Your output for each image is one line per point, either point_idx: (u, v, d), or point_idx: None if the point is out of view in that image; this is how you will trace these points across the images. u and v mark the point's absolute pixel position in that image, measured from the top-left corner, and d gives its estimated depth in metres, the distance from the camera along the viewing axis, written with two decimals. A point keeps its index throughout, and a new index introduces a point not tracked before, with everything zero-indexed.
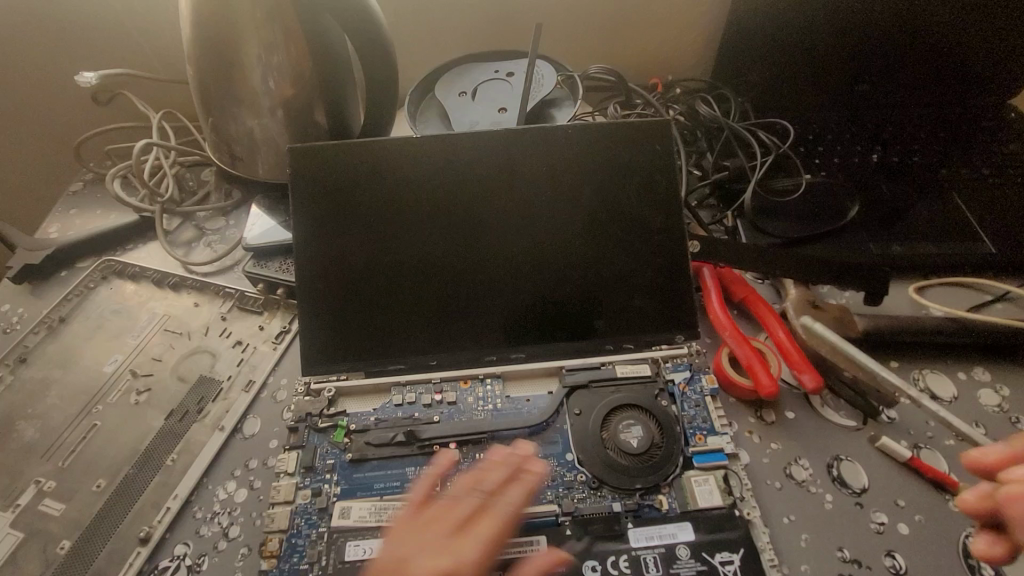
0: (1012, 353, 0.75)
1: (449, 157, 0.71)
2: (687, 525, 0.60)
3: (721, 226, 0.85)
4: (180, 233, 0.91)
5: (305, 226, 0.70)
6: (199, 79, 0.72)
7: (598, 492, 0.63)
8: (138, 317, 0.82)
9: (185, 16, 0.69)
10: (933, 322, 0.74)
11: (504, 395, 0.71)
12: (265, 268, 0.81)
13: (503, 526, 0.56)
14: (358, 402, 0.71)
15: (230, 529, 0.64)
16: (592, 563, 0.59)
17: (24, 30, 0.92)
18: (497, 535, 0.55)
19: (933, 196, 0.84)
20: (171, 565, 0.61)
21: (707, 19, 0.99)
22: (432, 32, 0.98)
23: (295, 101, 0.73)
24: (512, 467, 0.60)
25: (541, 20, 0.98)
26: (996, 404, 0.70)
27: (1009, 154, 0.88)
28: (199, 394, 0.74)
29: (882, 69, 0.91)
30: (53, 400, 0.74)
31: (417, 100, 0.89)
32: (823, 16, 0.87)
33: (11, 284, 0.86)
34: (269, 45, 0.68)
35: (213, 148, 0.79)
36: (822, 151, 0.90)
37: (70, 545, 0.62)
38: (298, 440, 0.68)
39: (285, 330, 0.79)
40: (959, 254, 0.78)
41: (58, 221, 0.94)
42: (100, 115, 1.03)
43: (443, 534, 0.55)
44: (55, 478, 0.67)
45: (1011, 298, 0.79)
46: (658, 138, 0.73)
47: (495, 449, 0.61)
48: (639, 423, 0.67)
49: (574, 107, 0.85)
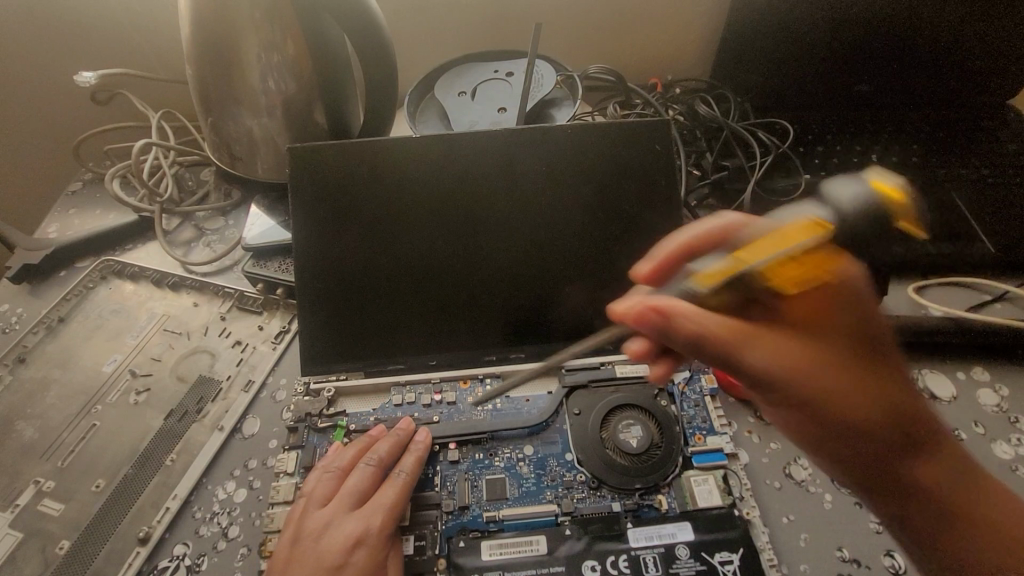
0: (1012, 353, 0.75)
1: (450, 157, 0.71)
2: (686, 524, 0.60)
3: None
4: (179, 233, 0.91)
5: (306, 224, 0.70)
6: (199, 79, 0.72)
7: (598, 492, 0.63)
8: (137, 317, 0.82)
9: (185, 15, 0.68)
10: (933, 322, 0.74)
11: (504, 395, 0.71)
12: (265, 268, 0.81)
13: (402, 491, 0.61)
14: (358, 402, 0.71)
15: (230, 529, 0.64)
16: (592, 563, 0.59)
17: (23, 29, 0.92)
18: (395, 498, 0.61)
19: (935, 195, 0.84)
20: (171, 565, 0.61)
21: (706, 18, 0.99)
22: (432, 32, 0.98)
23: (295, 101, 0.73)
24: (397, 437, 0.65)
25: (540, 20, 0.98)
26: (995, 404, 0.71)
27: (1011, 154, 0.88)
28: (199, 394, 0.74)
29: (882, 71, 0.91)
30: (52, 400, 0.74)
31: (417, 100, 0.89)
32: (823, 17, 0.87)
33: (10, 284, 0.86)
34: (270, 45, 0.68)
35: (213, 148, 0.79)
36: (822, 151, 0.90)
37: (70, 545, 0.63)
38: (298, 440, 0.68)
39: (285, 330, 0.79)
40: (957, 254, 0.79)
41: (57, 221, 0.94)
42: (99, 115, 1.03)
43: (342, 501, 0.61)
44: (54, 478, 0.67)
45: (1011, 298, 0.79)
46: (658, 138, 0.73)
47: (375, 427, 0.67)
48: (639, 423, 0.67)
49: (574, 107, 0.85)
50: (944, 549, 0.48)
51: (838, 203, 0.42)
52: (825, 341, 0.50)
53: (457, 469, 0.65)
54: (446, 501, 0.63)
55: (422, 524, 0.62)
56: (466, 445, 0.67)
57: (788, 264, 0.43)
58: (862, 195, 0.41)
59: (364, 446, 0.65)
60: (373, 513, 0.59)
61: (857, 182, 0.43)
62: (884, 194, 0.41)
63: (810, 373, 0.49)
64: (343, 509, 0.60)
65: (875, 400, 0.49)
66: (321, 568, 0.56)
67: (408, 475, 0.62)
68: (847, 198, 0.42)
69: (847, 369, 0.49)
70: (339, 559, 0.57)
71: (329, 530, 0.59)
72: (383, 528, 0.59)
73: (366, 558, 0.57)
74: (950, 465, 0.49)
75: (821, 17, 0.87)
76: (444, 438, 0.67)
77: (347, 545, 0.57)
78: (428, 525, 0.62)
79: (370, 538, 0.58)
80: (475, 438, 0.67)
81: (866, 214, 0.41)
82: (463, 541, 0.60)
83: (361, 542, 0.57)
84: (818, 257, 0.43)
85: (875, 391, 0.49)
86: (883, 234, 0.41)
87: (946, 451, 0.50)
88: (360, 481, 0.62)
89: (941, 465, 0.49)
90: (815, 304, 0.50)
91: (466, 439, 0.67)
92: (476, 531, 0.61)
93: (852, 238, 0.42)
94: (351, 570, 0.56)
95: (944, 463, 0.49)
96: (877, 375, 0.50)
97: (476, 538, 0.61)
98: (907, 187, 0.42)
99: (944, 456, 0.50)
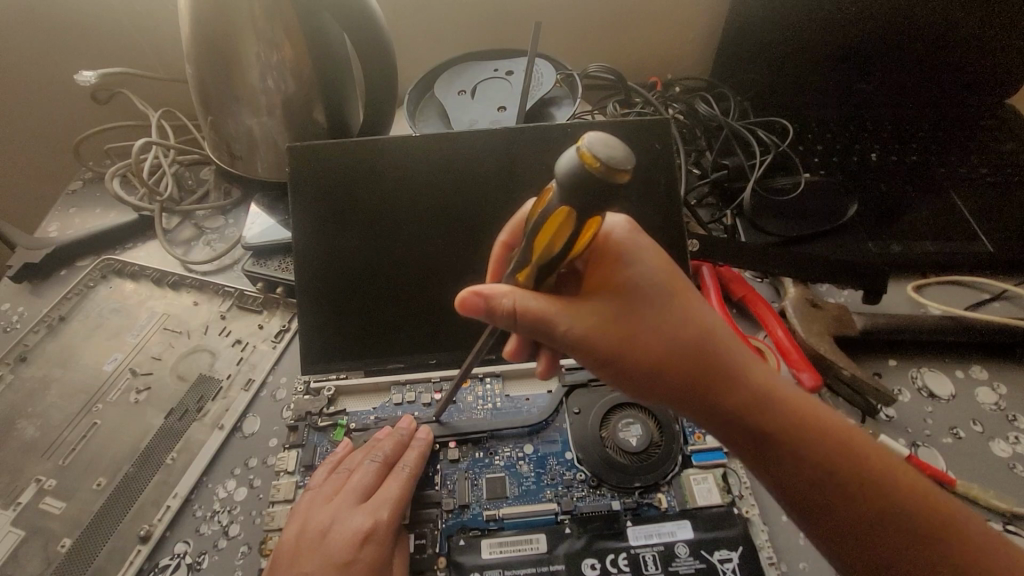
0: (1012, 352, 0.75)
1: (450, 157, 0.71)
2: (685, 523, 0.61)
3: (720, 225, 0.84)
4: (180, 231, 0.91)
5: (306, 225, 0.70)
6: (199, 79, 0.72)
7: (597, 490, 0.63)
8: (138, 316, 0.82)
9: (185, 14, 0.68)
10: (932, 321, 0.75)
11: (503, 395, 0.71)
12: (265, 267, 0.81)
13: (406, 486, 0.61)
14: (359, 401, 0.71)
15: (230, 528, 0.64)
16: (592, 561, 0.59)
17: (22, 29, 0.91)
18: (401, 493, 0.61)
19: (934, 195, 0.84)
20: (172, 564, 0.62)
21: (706, 17, 0.99)
22: (432, 31, 0.98)
23: (294, 101, 0.73)
24: (400, 436, 0.65)
25: (540, 19, 0.98)
26: (993, 402, 0.71)
27: (1009, 154, 0.88)
28: (199, 394, 0.74)
29: (882, 69, 0.91)
30: (53, 398, 0.74)
31: (416, 99, 0.88)
32: (824, 15, 0.87)
33: (11, 284, 0.86)
34: (270, 44, 0.67)
35: (213, 148, 0.79)
36: (822, 150, 0.90)
37: (71, 543, 0.63)
38: (298, 439, 0.68)
39: (285, 328, 0.79)
40: (959, 254, 0.79)
41: (58, 221, 0.94)
42: (99, 114, 1.03)
43: (348, 498, 0.60)
44: (55, 477, 0.67)
45: (1009, 297, 0.79)
46: (658, 137, 0.73)
47: (382, 430, 0.67)
48: (638, 422, 0.67)
49: (574, 106, 0.85)
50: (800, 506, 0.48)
51: (557, 176, 0.37)
52: (636, 300, 0.48)
53: (457, 469, 0.65)
54: (446, 499, 0.63)
55: (423, 523, 0.62)
56: (466, 444, 0.67)
57: (553, 237, 0.41)
58: (568, 162, 0.36)
59: (368, 447, 0.65)
60: (379, 509, 0.59)
61: (572, 146, 0.37)
62: (579, 160, 0.35)
63: (628, 338, 0.48)
64: (347, 505, 0.60)
65: (693, 351, 0.48)
66: (331, 564, 0.56)
67: (411, 471, 0.62)
68: (560, 167, 0.37)
69: (663, 324, 0.48)
70: (348, 555, 0.56)
71: (336, 525, 0.58)
72: (389, 523, 0.59)
73: (376, 553, 0.57)
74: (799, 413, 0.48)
75: (822, 14, 0.87)
76: (444, 437, 0.67)
77: (357, 539, 0.57)
78: (428, 524, 0.62)
79: (377, 534, 0.58)
80: (475, 437, 0.67)
81: (572, 183, 0.36)
82: (463, 539, 0.61)
83: (369, 537, 0.57)
84: (562, 226, 0.40)
85: (701, 344, 0.48)
86: (597, 196, 0.36)
87: (788, 395, 0.48)
88: (366, 476, 0.62)
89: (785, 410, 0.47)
90: (612, 265, 0.49)
91: (466, 439, 0.67)
92: (477, 529, 0.61)
93: (581, 206, 0.38)
94: (362, 566, 0.56)
95: (786, 408, 0.47)
96: (703, 326, 0.48)
97: (477, 536, 0.61)
98: (598, 141, 0.35)
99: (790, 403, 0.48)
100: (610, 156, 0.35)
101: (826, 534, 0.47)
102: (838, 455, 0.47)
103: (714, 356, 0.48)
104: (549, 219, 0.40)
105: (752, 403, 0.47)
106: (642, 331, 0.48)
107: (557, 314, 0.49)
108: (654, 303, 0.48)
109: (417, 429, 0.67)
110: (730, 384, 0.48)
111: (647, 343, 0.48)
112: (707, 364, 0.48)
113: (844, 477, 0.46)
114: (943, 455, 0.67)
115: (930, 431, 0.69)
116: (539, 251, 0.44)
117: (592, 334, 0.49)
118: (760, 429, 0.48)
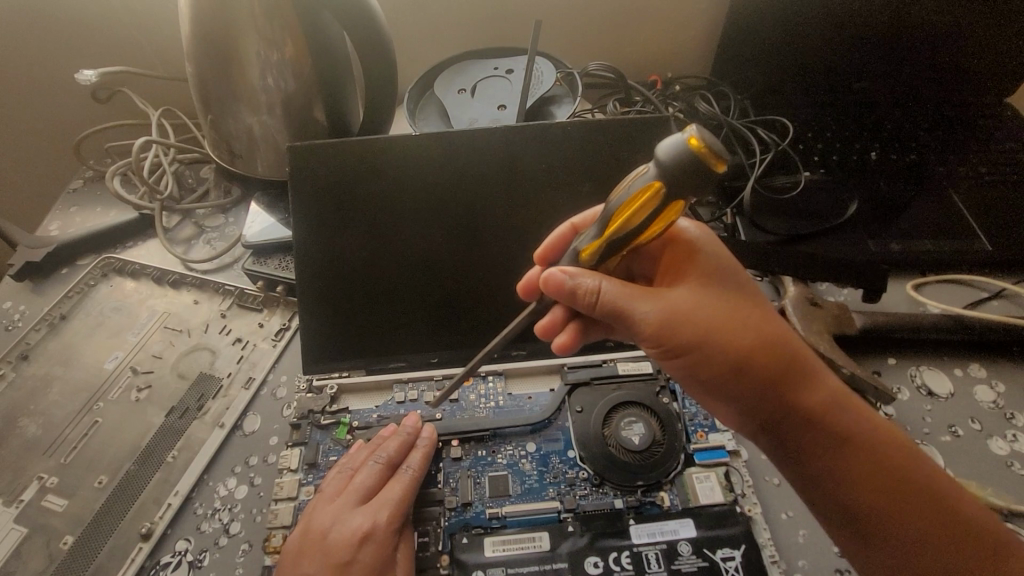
0: (1009, 350, 0.75)
1: (452, 156, 0.71)
2: (687, 521, 0.61)
3: (720, 223, 0.85)
4: (180, 230, 0.91)
5: (306, 224, 0.70)
6: (200, 77, 0.72)
7: (599, 488, 0.64)
8: (138, 315, 0.82)
9: (185, 13, 0.68)
10: (931, 319, 0.75)
11: (506, 393, 0.71)
12: (265, 266, 0.81)
13: (408, 487, 0.61)
14: (361, 399, 0.71)
15: (231, 525, 0.64)
16: (595, 559, 0.59)
17: (20, 28, 0.91)
18: (403, 494, 0.61)
19: (933, 194, 0.84)
20: (173, 561, 0.62)
21: (707, 16, 0.99)
22: (432, 30, 0.98)
23: (295, 100, 0.73)
24: (404, 435, 0.65)
25: (540, 17, 0.98)
26: (992, 401, 0.71)
27: (1007, 152, 0.89)
28: (200, 392, 0.74)
29: (882, 68, 0.92)
30: (54, 397, 0.74)
31: (417, 97, 0.88)
32: (825, 14, 0.87)
33: (11, 282, 0.86)
34: (269, 42, 0.67)
35: (213, 146, 0.79)
36: (821, 148, 0.90)
37: (72, 541, 0.63)
38: (301, 437, 0.68)
39: (285, 327, 0.79)
40: (958, 252, 0.79)
41: (58, 219, 0.93)
42: (99, 112, 1.03)
43: (349, 499, 0.61)
44: (57, 475, 0.67)
45: (1008, 296, 0.80)
46: (659, 136, 0.73)
47: (387, 426, 0.67)
48: (641, 420, 0.67)
49: (574, 105, 0.85)
50: (853, 517, 0.48)
51: (658, 154, 0.42)
52: (717, 295, 0.51)
53: (460, 467, 0.66)
54: (449, 497, 0.63)
55: (426, 521, 0.62)
56: (468, 442, 0.67)
57: (633, 213, 0.45)
58: (674, 144, 0.41)
59: (374, 447, 0.65)
60: (379, 510, 0.59)
61: (677, 133, 0.42)
62: (686, 142, 0.41)
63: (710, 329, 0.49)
64: (348, 506, 0.60)
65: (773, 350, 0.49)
66: (330, 564, 0.56)
67: (414, 472, 0.63)
68: (665, 147, 0.41)
69: (745, 320, 0.50)
70: (348, 556, 0.57)
71: (336, 526, 0.59)
72: (388, 523, 0.59)
73: (374, 553, 0.57)
74: (866, 418, 0.49)
75: (823, 14, 0.87)
76: (447, 435, 0.67)
77: (355, 540, 0.57)
78: (431, 522, 0.62)
79: (376, 535, 0.58)
80: (477, 436, 0.67)
81: (677, 162, 0.40)
82: (466, 537, 0.61)
83: (369, 537, 0.57)
84: (645, 204, 0.44)
85: (780, 339, 0.50)
86: (700, 183, 0.41)
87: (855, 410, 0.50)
88: (369, 477, 0.62)
89: (851, 422, 0.49)
90: (688, 261, 0.53)
91: (468, 436, 0.67)
92: (479, 527, 0.62)
93: (674, 183, 0.41)
94: (360, 567, 0.56)
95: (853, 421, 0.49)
96: (779, 329, 0.50)
97: (480, 534, 0.61)
98: (705, 131, 0.41)
99: (858, 409, 0.50)
100: (715, 144, 0.40)
101: (879, 546, 0.47)
102: (900, 471, 0.48)
103: (791, 356, 0.50)
104: (638, 193, 0.44)
105: (821, 407, 0.49)
106: (721, 323, 0.49)
107: (641, 296, 0.50)
108: (735, 301, 0.51)
109: (423, 426, 0.67)
110: (802, 383, 0.50)
111: (730, 337, 0.49)
112: (783, 365, 0.49)
113: (901, 494, 0.47)
114: (941, 452, 0.68)
115: (927, 429, 0.69)
116: (613, 228, 0.47)
117: (674, 320, 0.50)
118: (826, 435, 0.49)
